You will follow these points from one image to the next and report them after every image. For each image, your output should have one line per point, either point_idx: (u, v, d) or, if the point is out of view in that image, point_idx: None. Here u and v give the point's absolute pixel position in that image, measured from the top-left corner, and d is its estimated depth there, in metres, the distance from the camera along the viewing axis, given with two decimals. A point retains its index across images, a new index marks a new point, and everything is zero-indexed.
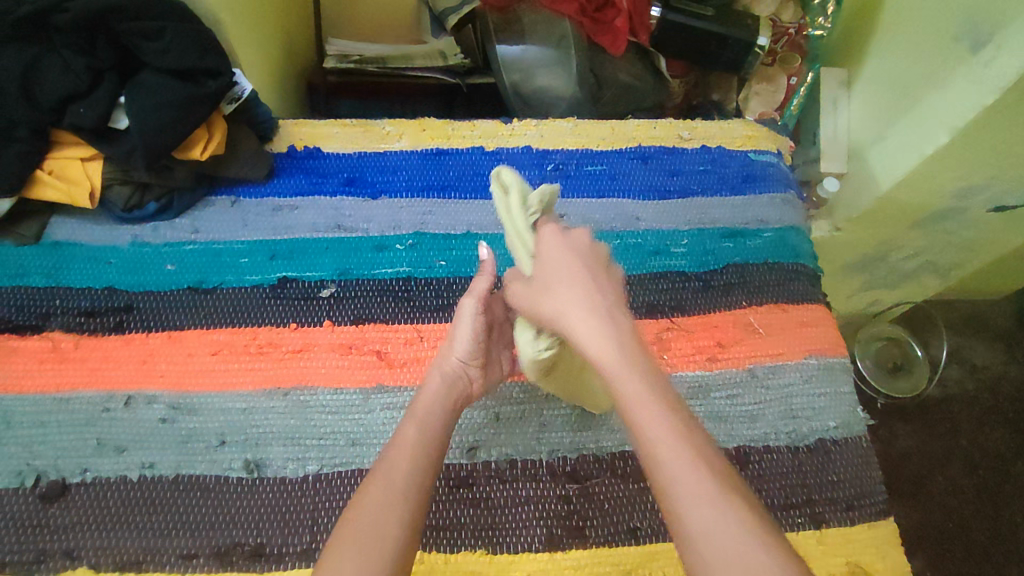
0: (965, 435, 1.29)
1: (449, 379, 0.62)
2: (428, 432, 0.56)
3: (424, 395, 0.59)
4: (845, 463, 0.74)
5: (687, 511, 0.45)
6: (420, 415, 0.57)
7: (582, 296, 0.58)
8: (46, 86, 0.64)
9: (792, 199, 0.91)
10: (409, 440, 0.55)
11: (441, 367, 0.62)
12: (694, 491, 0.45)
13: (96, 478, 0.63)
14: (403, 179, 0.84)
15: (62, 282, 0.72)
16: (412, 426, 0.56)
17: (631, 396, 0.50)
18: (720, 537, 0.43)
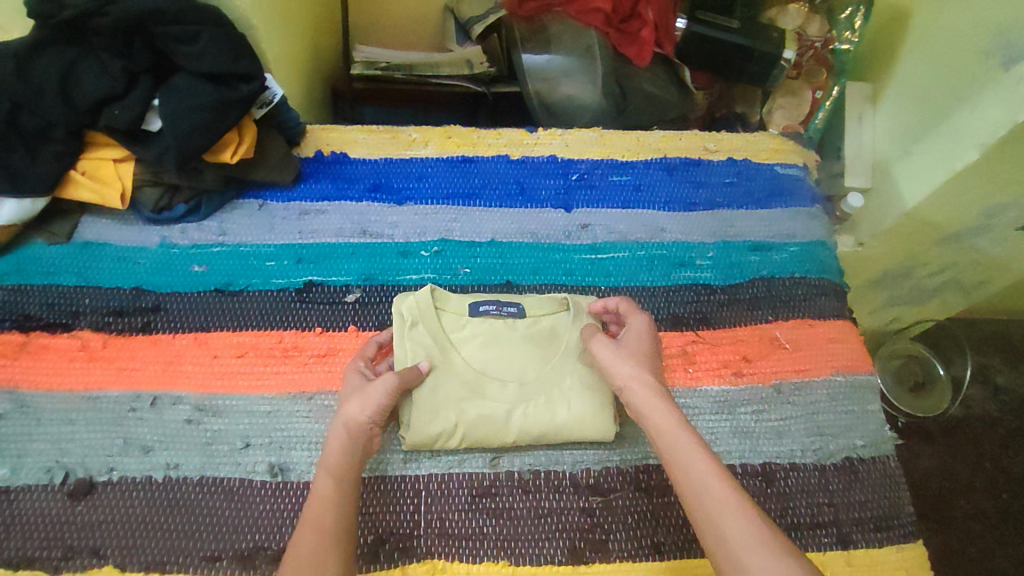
0: (989, 456, 1.26)
1: (351, 431, 0.61)
2: (343, 485, 0.58)
3: (332, 445, 0.60)
4: (873, 483, 0.73)
5: (726, 530, 0.52)
6: (330, 466, 0.59)
7: (634, 354, 0.66)
8: (84, 88, 0.65)
9: (818, 213, 0.90)
10: (326, 491, 0.57)
11: (345, 420, 0.61)
12: (729, 514, 0.52)
13: (122, 477, 0.63)
14: (428, 186, 0.84)
15: (92, 281, 0.73)
16: (325, 477, 0.58)
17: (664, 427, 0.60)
18: (752, 550, 0.50)
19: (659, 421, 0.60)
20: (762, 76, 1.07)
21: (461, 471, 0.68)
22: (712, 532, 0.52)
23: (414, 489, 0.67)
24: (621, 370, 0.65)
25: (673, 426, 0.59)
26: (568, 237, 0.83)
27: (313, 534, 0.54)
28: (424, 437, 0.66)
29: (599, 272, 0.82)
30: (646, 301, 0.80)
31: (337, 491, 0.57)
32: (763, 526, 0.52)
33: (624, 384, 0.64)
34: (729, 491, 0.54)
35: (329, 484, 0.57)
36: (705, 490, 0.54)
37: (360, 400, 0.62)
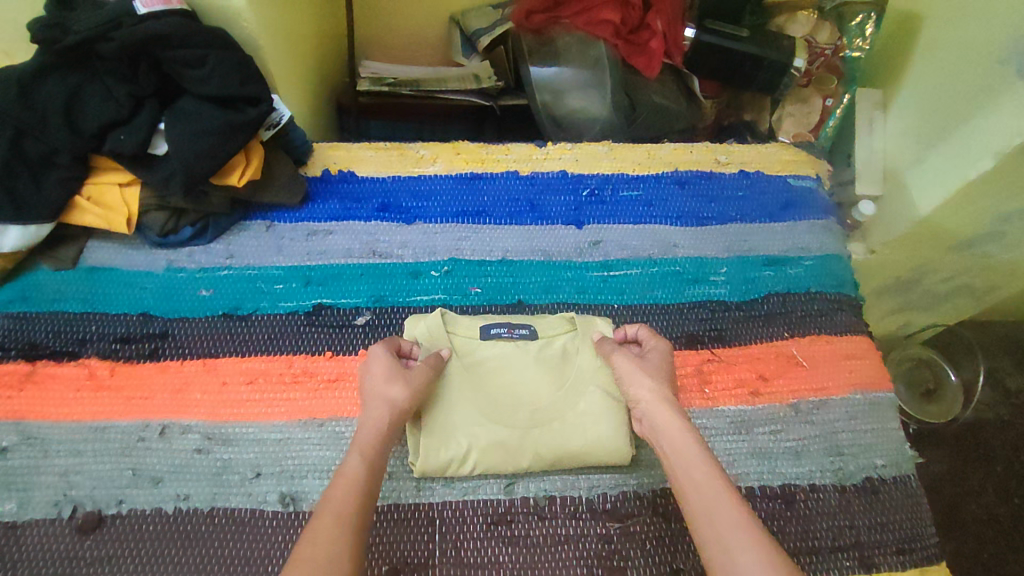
0: (1004, 464, 1.24)
1: (395, 411, 0.61)
2: (370, 466, 0.56)
3: (369, 426, 0.59)
4: (894, 504, 0.71)
5: (734, 553, 0.50)
6: (363, 448, 0.57)
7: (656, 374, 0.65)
8: (89, 114, 0.64)
9: (833, 225, 0.89)
10: (353, 476, 0.54)
11: (389, 400, 0.61)
12: (737, 536, 0.51)
13: (132, 510, 0.62)
14: (437, 205, 0.83)
15: (98, 308, 0.72)
16: (355, 457, 0.56)
17: (674, 442, 0.59)
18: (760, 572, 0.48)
19: (675, 438, 0.59)
20: (772, 85, 1.06)
21: (476, 498, 0.67)
22: (719, 552, 0.51)
23: (429, 517, 0.66)
24: (640, 388, 0.64)
25: (690, 444, 0.58)
26: (580, 255, 0.82)
27: (334, 520, 0.50)
28: (437, 463, 0.65)
29: (612, 289, 0.80)
30: (659, 318, 0.79)
31: (363, 472, 0.55)
32: (773, 550, 0.50)
33: (642, 402, 0.63)
34: (740, 511, 0.52)
35: (360, 466, 0.55)
36: (712, 507, 0.53)
37: (401, 381, 0.63)
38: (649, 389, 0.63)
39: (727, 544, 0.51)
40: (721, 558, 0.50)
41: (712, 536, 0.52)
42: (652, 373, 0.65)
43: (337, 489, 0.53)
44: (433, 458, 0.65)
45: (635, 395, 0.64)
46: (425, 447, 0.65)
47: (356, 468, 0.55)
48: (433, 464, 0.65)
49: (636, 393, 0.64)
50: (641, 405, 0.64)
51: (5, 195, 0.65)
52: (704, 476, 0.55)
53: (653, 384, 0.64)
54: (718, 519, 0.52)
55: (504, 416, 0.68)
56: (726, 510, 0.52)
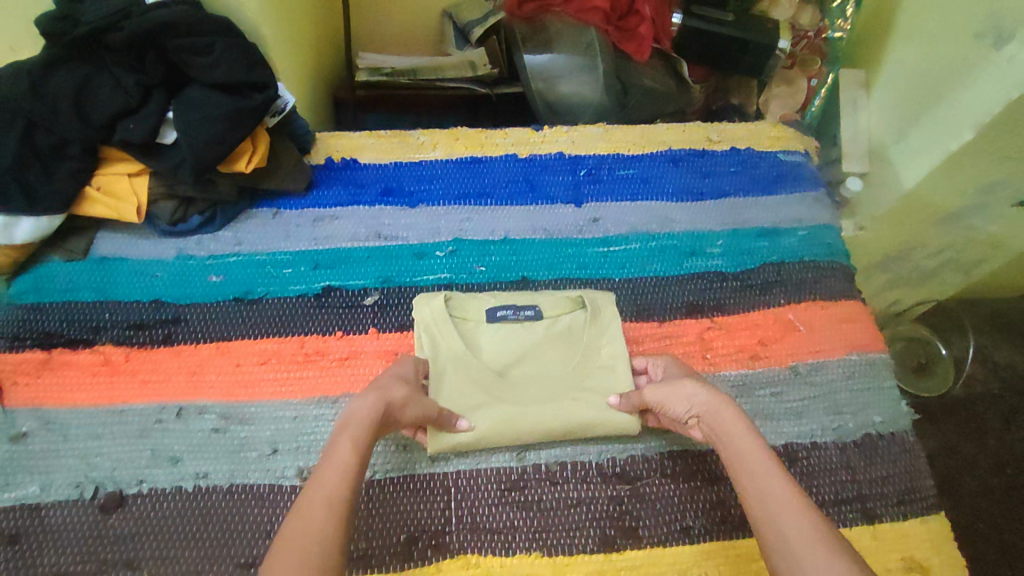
0: (995, 435, 1.27)
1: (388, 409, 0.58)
2: (361, 453, 0.53)
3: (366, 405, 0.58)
4: (893, 458, 0.74)
5: (787, 532, 0.49)
6: (355, 435, 0.54)
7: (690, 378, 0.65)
8: (99, 104, 0.66)
9: (823, 197, 0.92)
10: (346, 461, 0.52)
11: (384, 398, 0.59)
12: (793, 515, 0.50)
13: (153, 489, 0.63)
14: (440, 188, 0.85)
15: (110, 296, 0.73)
16: (346, 443, 0.53)
17: (727, 435, 0.58)
18: (812, 546, 0.47)
19: (730, 428, 0.59)
20: (757, 67, 1.09)
21: (488, 466, 0.69)
22: (775, 535, 0.50)
23: (443, 486, 0.67)
24: (684, 387, 0.63)
25: (744, 434, 0.58)
26: (580, 232, 0.84)
27: (324, 506, 0.48)
28: (448, 443, 0.66)
29: (613, 264, 0.83)
30: (660, 291, 0.81)
31: (357, 458, 0.53)
32: (827, 528, 0.49)
33: (693, 408, 0.62)
34: (792, 493, 0.52)
35: (352, 452, 0.53)
36: (767, 492, 0.53)
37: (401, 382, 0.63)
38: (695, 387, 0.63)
39: (776, 524, 0.50)
40: (775, 539, 0.50)
41: (765, 516, 0.52)
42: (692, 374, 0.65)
43: (329, 475, 0.51)
44: (441, 435, 0.66)
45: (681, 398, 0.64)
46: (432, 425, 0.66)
47: (348, 454, 0.52)
48: (441, 441, 0.66)
49: (683, 405, 0.63)
50: (692, 413, 0.63)
51: (17, 187, 0.66)
52: (758, 463, 0.55)
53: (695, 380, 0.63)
54: (774, 503, 0.52)
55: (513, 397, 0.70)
56: (781, 493, 0.52)
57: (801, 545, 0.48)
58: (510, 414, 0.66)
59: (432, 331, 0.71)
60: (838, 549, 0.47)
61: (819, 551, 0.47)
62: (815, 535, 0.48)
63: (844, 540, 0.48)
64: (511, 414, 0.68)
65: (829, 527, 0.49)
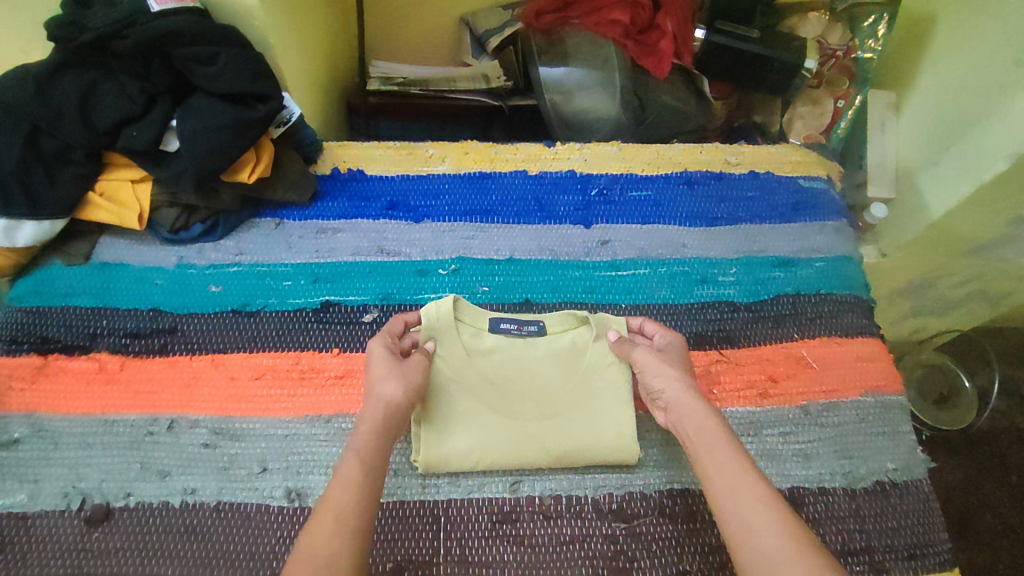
0: (1019, 475, 1.22)
1: (392, 411, 0.59)
2: (370, 467, 0.55)
3: (366, 425, 0.58)
4: (906, 508, 0.70)
5: (754, 526, 0.51)
6: (360, 449, 0.56)
7: (676, 363, 0.66)
8: (103, 110, 0.65)
9: (844, 227, 0.88)
10: (353, 476, 0.53)
11: (386, 400, 0.60)
12: (759, 508, 0.51)
13: (139, 503, 0.62)
14: (446, 203, 0.83)
15: (109, 302, 0.72)
16: (353, 457, 0.55)
17: (696, 427, 0.59)
18: (779, 542, 0.49)
19: (698, 420, 0.60)
20: (781, 86, 1.05)
21: (480, 496, 0.67)
22: (740, 528, 0.51)
23: (433, 515, 0.65)
24: (663, 379, 0.64)
25: (711, 425, 0.59)
26: (588, 254, 0.82)
27: (334, 522, 0.50)
28: (441, 456, 0.65)
29: (620, 289, 0.80)
30: (669, 319, 0.79)
31: (364, 471, 0.54)
32: (791, 523, 0.50)
33: (667, 393, 0.63)
34: (758, 485, 0.53)
35: (357, 467, 0.54)
36: (734, 487, 0.54)
37: (397, 379, 0.62)
38: (672, 379, 0.64)
39: (744, 517, 0.51)
40: (741, 534, 0.51)
41: (730, 509, 0.53)
42: (674, 364, 0.65)
43: (338, 489, 0.53)
44: (435, 450, 0.65)
45: (658, 386, 0.65)
46: (425, 437, 0.66)
47: (354, 469, 0.54)
48: (435, 455, 0.65)
49: (659, 382, 0.64)
50: (665, 397, 0.64)
51: (21, 192, 0.66)
52: (725, 454, 0.56)
53: (672, 371, 0.64)
54: (741, 497, 0.53)
55: (508, 416, 0.68)
56: (747, 487, 0.53)
57: (767, 541, 0.49)
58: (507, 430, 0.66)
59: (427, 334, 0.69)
60: (801, 540, 0.49)
61: (785, 548, 0.48)
62: (778, 528, 0.50)
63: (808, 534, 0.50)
64: (505, 435, 0.66)
65: (793, 522, 0.50)
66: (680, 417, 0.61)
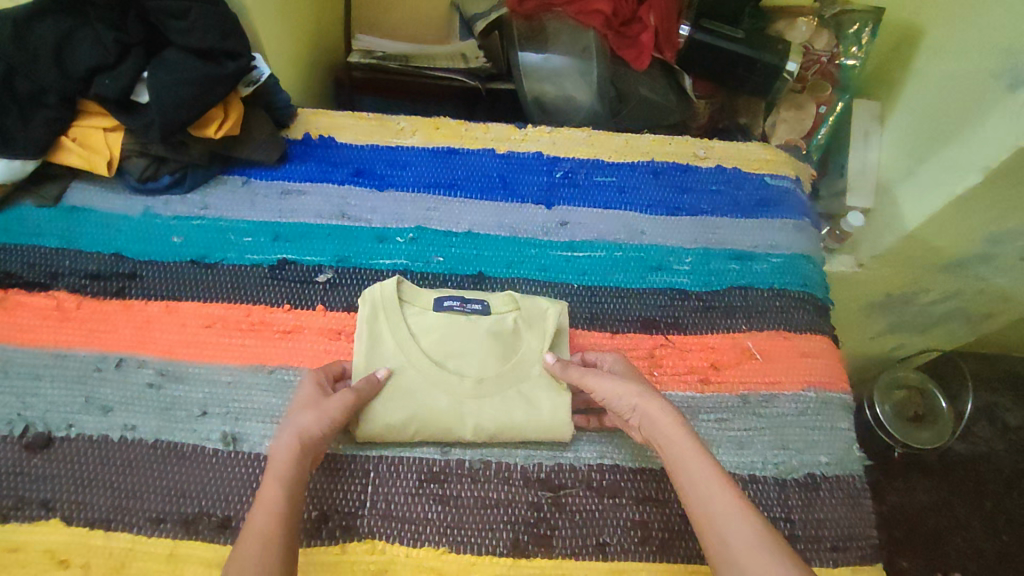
0: (993, 500, 1.23)
1: (303, 441, 0.59)
2: (292, 493, 0.55)
3: (282, 451, 0.57)
4: (834, 502, 0.71)
5: (728, 538, 0.52)
6: (280, 473, 0.56)
7: (635, 381, 0.66)
8: (77, 55, 0.68)
9: (805, 226, 0.89)
10: (274, 499, 0.53)
11: (298, 431, 0.59)
12: (734, 522, 0.52)
13: (80, 434, 0.65)
14: (411, 174, 0.85)
15: (73, 244, 0.75)
16: (274, 485, 0.55)
17: (667, 441, 0.60)
18: (757, 552, 0.50)
19: (669, 435, 0.60)
20: (761, 88, 1.07)
21: (411, 456, 0.68)
22: (717, 541, 0.52)
23: (363, 469, 0.67)
24: (623, 396, 0.64)
25: (683, 440, 0.59)
26: (546, 234, 0.83)
27: (260, 543, 0.50)
28: (376, 429, 0.66)
29: (574, 269, 0.81)
30: (618, 302, 0.80)
31: (287, 501, 0.54)
32: (768, 534, 0.51)
33: (632, 409, 0.64)
34: (735, 499, 0.54)
35: (281, 494, 0.54)
36: (708, 497, 0.55)
37: (315, 410, 0.61)
38: (634, 396, 0.64)
39: (720, 529, 0.53)
40: (718, 547, 0.52)
41: (708, 523, 0.54)
42: (633, 382, 0.65)
43: (260, 516, 0.52)
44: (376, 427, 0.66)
45: (619, 404, 0.65)
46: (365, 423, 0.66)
47: (275, 493, 0.54)
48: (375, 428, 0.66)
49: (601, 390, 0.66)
50: (631, 412, 0.64)
51: None
52: (699, 468, 0.57)
53: (635, 389, 0.64)
54: (716, 505, 0.54)
55: (443, 392, 0.68)
56: (720, 497, 0.54)
57: (741, 553, 0.50)
58: (442, 409, 0.67)
59: (381, 315, 0.71)
60: (781, 553, 0.49)
61: (761, 556, 0.49)
62: (756, 535, 0.51)
63: (783, 542, 0.51)
64: (435, 411, 0.67)
65: (767, 531, 0.51)
66: (652, 433, 0.62)
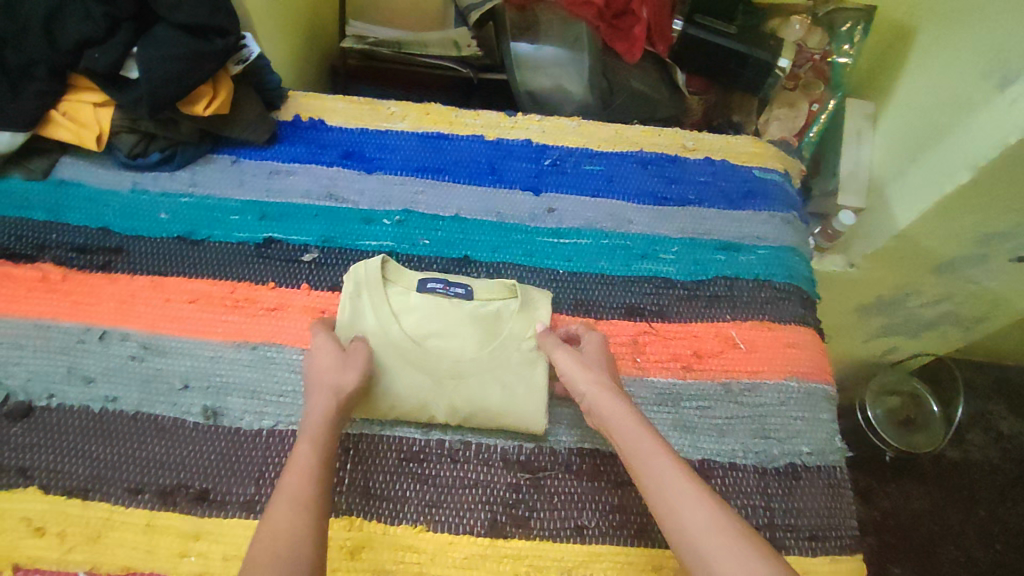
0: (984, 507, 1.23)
1: (341, 398, 0.63)
2: (323, 454, 0.58)
3: (317, 412, 0.61)
4: (815, 492, 0.70)
5: (685, 521, 0.52)
6: (315, 436, 0.59)
7: (595, 366, 0.68)
8: (66, 27, 0.69)
9: (793, 219, 0.89)
10: (307, 464, 0.56)
11: (335, 389, 0.63)
12: (692, 505, 0.52)
13: (61, 404, 0.65)
14: (400, 158, 0.85)
15: (61, 218, 0.75)
16: (306, 446, 0.58)
17: (621, 429, 0.61)
18: (711, 534, 0.50)
19: (624, 424, 0.61)
20: (754, 84, 1.07)
21: (392, 434, 0.68)
22: (675, 526, 0.52)
23: (344, 446, 0.67)
24: (582, 383, 0.66)
25: (639, 429, 0.60)
26: (533, 220, 0.84)
27: (290, 507, 0.52)
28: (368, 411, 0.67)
29: (560, 256, 0.81)
30: (603, 289, 0.80)
31: (319, 460, 0.57)
32: (725, 518, 0.51)
33: (589, 398, 0.65)
34: (692, 484, 0.55)
35: (313, 458, 0.57)
36: (665, 484, 0.55)
37: (350, 368, 0.65)
38: (592, 385, 0.65)
39: (678, 515, 0.53)
40: (676, 532, 0.52)
41: (665, 510, 0.54)
42: (593, 368, 0.67)
43: (292, 477, 0.55)
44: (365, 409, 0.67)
45: (580, 391, 0.66)
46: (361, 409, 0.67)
47: (308, 457, 0.57)
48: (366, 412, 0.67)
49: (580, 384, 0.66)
50: (587, 401, 0.65)
51: None
52: (654, 454, 0.57)
53: (594, 377, 0.66)
54: (671, 493, 0.54)
55: (420, 373, 0.68)
56: (675, 483, 0.55)
57: (697, 537, 0.50)
58: (420, 390, 0.68)
59: (369, 293, 0.71)
60: (739, 535, 0.50)
61: (717, 538, 0.50)
62: (714, 519, 0.51)
63: (739, 523, 0.51)
64: (413, 391, 0.67)
65: (726, 515, 0.52)
66: (606, 424, 0.63)
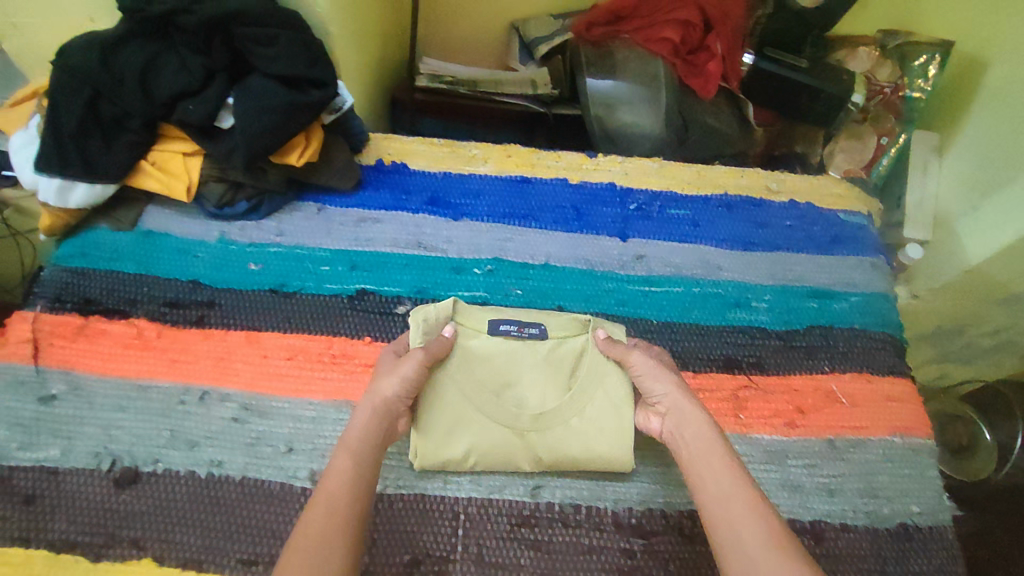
0: None
1: (379, 409, 0.60)
2: (361, 462, 0.55)
3: (357, 422, 0.59)
4: (928, 553, 0.68)
5: (742, 534, 0.50)
6: (357, 451, 0.56)
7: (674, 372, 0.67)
8: (163, 80, 0.67)
9: (881, 263, 0.88)
10: (345, 472, 0.54)
11: (376, 396, 0.61)
12: (748, 520, 0.51)
13: (166, 471, 0.63)
14: (485, 203, 0.84)
15: (152, 271, 0.73)
16: (343, 456, 0.55)
17: (695, 435, 0.59)
18: (765, 550, 0.49)
19: (696, 430, 0.60)
20: (825, 118, 1.06)
21: (501, 498, 0.66)
22: (727, 536, 0.51)
23: (453, 511, 0.65)
24: (660, 385, 0.65)
25: (708, 437, 0.59)
26: (622, 267, 0.82)
27: (324, 515, 0.50)
28: (437, 460, 0.65)
29: (652, 304, 0.80)
30: (698, 340, 0.78)
31: (357, 467, 0.55)
32: (779, 535, 0.50)
33: (666, 400, 0.64)
34: (749, 497, 0.53)
35: (349, 463, 0.55)
36: (726, 495, 0.53)
37: (395, 375, 0.62)
38: (672, 387, 0.64)
39: (732, 524, 0.51)
40: (730, 544, 0.51)
41: (721, 518, 0.52)
42: (671, 373, 0.66)
43: (331, 482, 0.53)
44: (432, 453, 0.65)
45: (655, 391, 0.65)
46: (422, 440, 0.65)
47: (345, 463, 0.55)
48: (433, 458, 0.65)
49: (657, 387, 0.65)
50: (665, 402, 0.64)
51: (78, 154, 0.67)
52: (719, 464, 0.56)
53: (674, 380, 0.65)
54: (733, 506, 0.53)
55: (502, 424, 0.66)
56: (738, 499, 0.53)
57: (752, 553, 0.49)
58: (500, 440, 0.66)
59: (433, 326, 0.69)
60: (791, 555, 0.48)
61: (771, 556, 0.48)
62: (763, 534, 0.50)
63: (791, 541, 0.50)
64: (497, 442, 0.66)
65: (782, 534, 0.50)
66: (679, 426, 0.62)
